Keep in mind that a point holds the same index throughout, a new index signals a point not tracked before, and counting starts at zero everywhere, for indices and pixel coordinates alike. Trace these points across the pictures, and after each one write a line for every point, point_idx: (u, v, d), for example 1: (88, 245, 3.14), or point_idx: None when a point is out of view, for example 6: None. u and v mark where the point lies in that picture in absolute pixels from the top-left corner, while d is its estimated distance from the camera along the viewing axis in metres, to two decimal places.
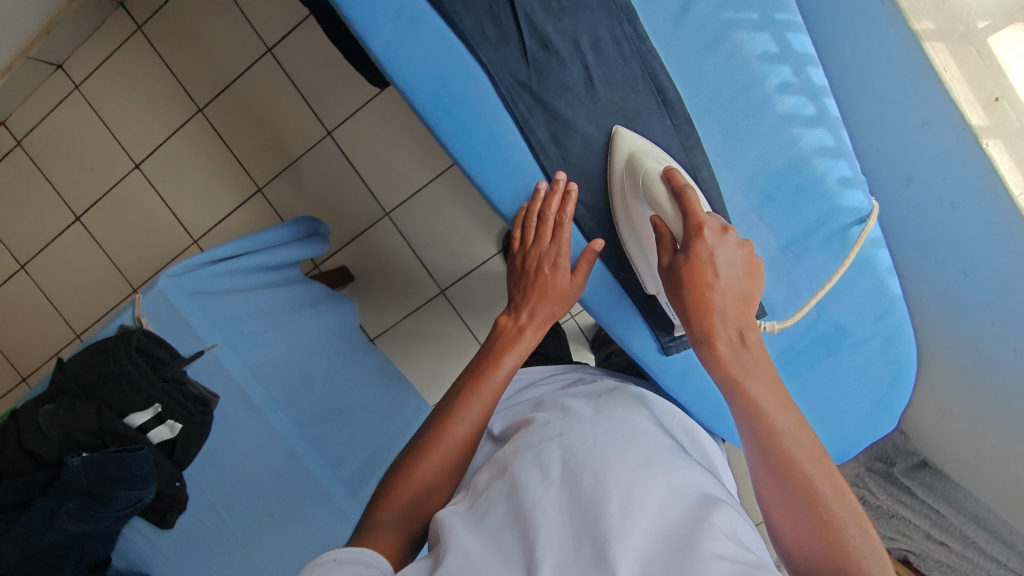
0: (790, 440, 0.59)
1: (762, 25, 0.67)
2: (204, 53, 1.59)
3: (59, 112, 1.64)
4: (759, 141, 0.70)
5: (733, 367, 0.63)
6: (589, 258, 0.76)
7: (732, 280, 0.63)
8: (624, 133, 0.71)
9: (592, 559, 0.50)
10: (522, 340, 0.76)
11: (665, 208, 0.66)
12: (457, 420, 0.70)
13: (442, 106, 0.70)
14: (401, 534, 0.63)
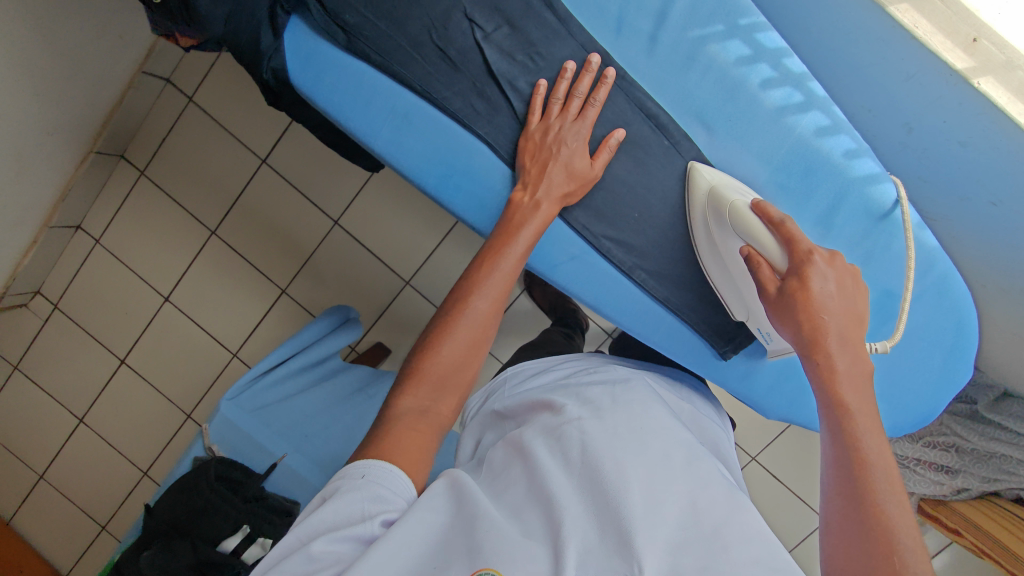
0: (865, 425, 0.57)
1: (729, 35, 0.69)
2: (206, 180, 1.69)
3: (86, 268, 1.74)
4: (758, 139, 0.72)
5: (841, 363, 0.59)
6: (608, 151, 0.72)
7: (845, 298, 0.61)
8: (701, 168, 0.74)
9: (617, 546, 0.52)
10: (539, 217, 0.71)
11: (760, 239, 0.67)
12: (481, 295, 0.67)
13: (452, 185, 0.77)
14: (425, 414, 0.64)
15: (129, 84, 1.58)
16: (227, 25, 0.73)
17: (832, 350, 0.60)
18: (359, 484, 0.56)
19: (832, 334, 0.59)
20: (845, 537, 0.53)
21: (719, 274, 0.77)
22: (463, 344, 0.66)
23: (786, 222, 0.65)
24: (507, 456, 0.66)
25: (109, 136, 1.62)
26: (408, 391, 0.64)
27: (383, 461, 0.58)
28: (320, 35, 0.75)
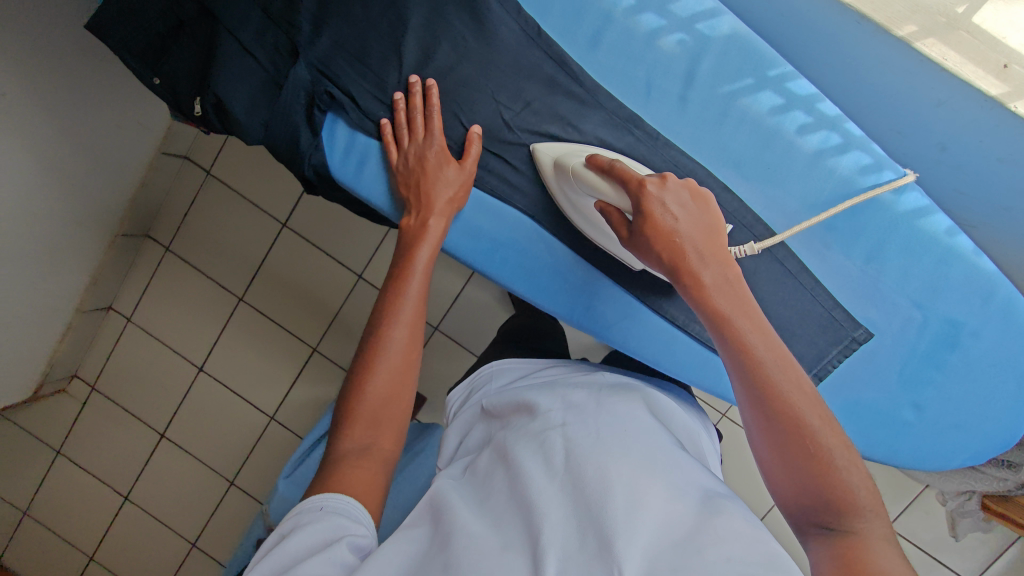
0: (766, 357, 0.54)
1: (760, 88, 0.70)
2: (229, 250, 1.72)
3: (120, 347, 1.77)
4: (800, 184, 0.72)
5: (704, 283, 0.58)
6: (472, 148, 0.74)
7: (690, 217, 0.61)
8: (542, 148, 0.74)
9: (596, 549, 0.47)
10: (437, 230, 0.74)
11: (601, 190, 0.66)
12: (395, 326, 0.70)
13: (498, 259, 0.79)
14: (367, 443, 0.65)
15: (150, 165, 1.64)
16: (265, 132, 0.76)
17: (694, 267, 0.59)
18: (321, 515, 0.56)
19: (687, 254, 0.59)
20: (793, 475, 0.52)
21: (597, 232, 0.74)
22: (385, 368, 0.68)
23: (616, 164, 0.64)
24: (490, 463, 0.62)
25: (133, 218, 1.66)
26: (344, 433, 0.65)
27: (338, 492, 0.59)
28: (358, 129, 0.78)
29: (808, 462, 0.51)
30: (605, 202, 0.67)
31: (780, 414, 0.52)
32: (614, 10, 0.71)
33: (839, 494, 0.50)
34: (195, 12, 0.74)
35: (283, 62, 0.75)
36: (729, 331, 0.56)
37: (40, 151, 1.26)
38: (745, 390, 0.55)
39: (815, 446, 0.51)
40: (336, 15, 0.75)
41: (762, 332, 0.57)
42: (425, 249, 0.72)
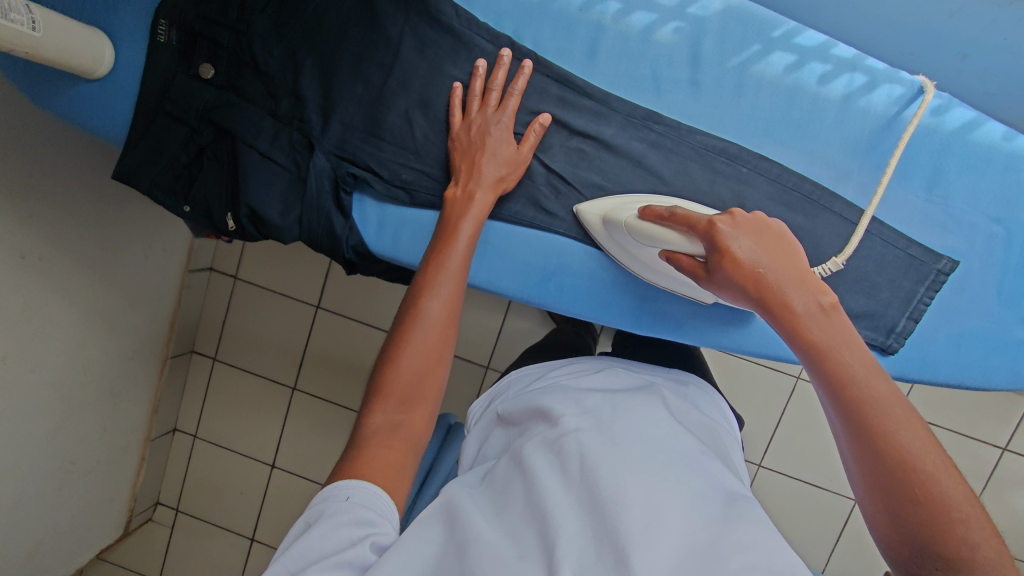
0: (874, 388, 0.52)
1: (770, 50, 0.69)
2: (271, 343, 1.74)
3: (193, 463, 1.80)
4: (837, 131, 0.70)
5: (797, 312, 0.56)
6: (534, 132, 0.73)
7: (767, 254, 0.59)
8: (585, 207, 0.74)
9: (611, 566, 0.47)
10: (477, 207, 0.70)
11: (667, 241, 0.65)
12: (435, 297, 0.65)
13: (554, 286, 0.78)
14: (395, 428, 0.60)
15: (182, 285, 1.67)
16: (301, 228, 0.78)
17: (788, 298, 0.57)
18: (345, 508, 0.53)
19: (777, 289, 0.57)
20: (896, 516, 0.50)
21: (666, 280, 0.73)
22: (427, 340, 0.63)
23: (677, 212, 0.64)
24: (508, 468, 0.60)
25: (177, 338, 1.71)
26: (376, 407, 0.60)
27: (367, 479, 0.55)
28: (386, 201, 0.79)
29: (923, 507, 0.48)
30: (671, 250, 0.66)
31: (888, 456, 0.50)
32: (603, 18, 0.72)
33: (955, 549, 0.47)
34: (211, 135, 0.77)
35: (302, 157, 0.77)
36: (828, 366, 0.54)
37: (84, 297, 1.32)
38: (848, 429, 0.53)
39: (927, 491, 0.48)
40: (340, 98, 0.76)
41: (865, 359, 0.55)
42: (468, 225, 0.70)
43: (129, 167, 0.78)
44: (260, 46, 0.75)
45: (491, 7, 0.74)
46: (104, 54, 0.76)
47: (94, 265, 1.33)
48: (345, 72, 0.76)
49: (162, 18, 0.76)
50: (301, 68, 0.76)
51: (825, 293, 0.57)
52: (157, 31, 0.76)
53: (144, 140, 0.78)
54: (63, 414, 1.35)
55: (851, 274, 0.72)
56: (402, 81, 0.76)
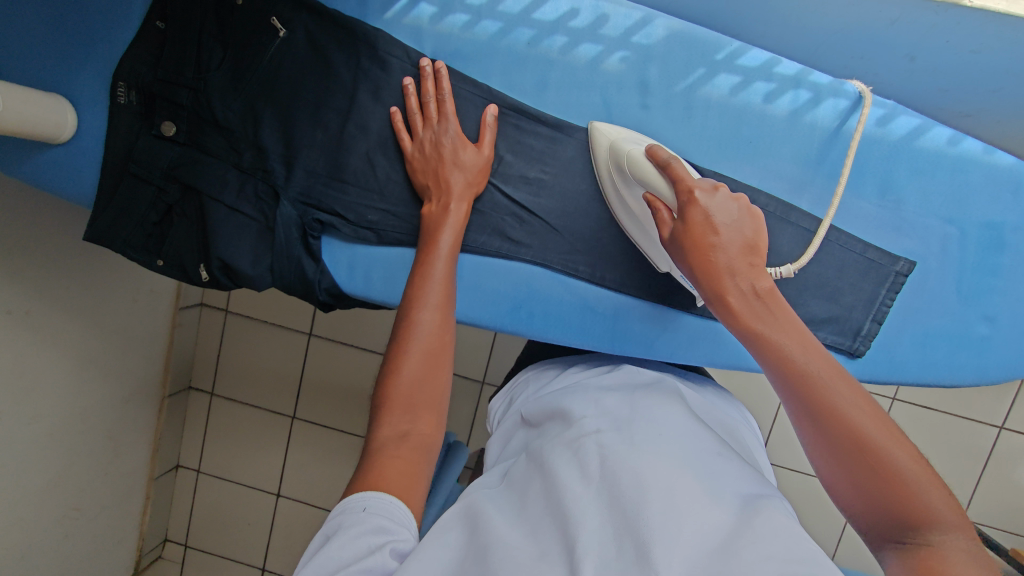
0: (808, 364, 0.53)
1: (715, 73, 0.70)
2: (266, 374, 1.74)
3: (199, 498, 1.80)
4: (787, 146, 0.72)
5: (732, 304, 0.58)
6: (487, 128, 0.74)
7: (729, 229, 0.59)
8: (600, 126, 0.73)
9: (634, 559, 0.43)
10: (454, 213, 0.72)
11: (655, 185, 0.65)
12: (424, 309, 0.66)
13: (525, 314, 0.79)
14: (406, 440, 0.59)
15: (173, 324, 1.67)
16: (273, 276, 0.80)
17: (727, 285, 0.59)
18: (363, 518, 0.51)
19: (722, 272, 0.58)
20: (856, 486, 0.49)
21: (642, 233, 0.74)
22: (421, 351, 0.63)
23: (673, 161, 0.63)
24: (526, 469, 0.56)
25: (172, 377, 1.71)
26: (382, 422, 0.60)
27: (381, 490, 0.53)
28: (355, 242, 0.80)
29: (872, 471, 0.48)
30: (655, 195, 0.66)
31: (832, 425, 0.50)
32: (551, 51, 0.73)
33: (916, 508, 0.46)
34: (178, 192, 0.79)
35: (268, 207, 0.78)
36: (768, 348, 0.55)
37: (74, 348, 1.33)
38: (791, 404, 0.53)
39: (874, 455, 0.48)
40: (301, 145, 0.78)
41: (798, 330, 0.56)
42: (445, 237, 0.71)
43: (100, 229, 0.80)
44: (219, 101, 0.77)
45: (440, 46, 0.75)
46: (67, 118, 0.77)
47: (83, 313, 1.34)
48: (304, 120, 0.78)
49: (120, 81, 0.77)
50: (260, 119, 0.77)
51: (760, 279, 0.58)
52: (116, 94, 0.78)
53: (113, 202, 0.79)
54: (64, 462, 1.37)
55: (814, 282, 0.73)
56: (361, 125, 0.78)
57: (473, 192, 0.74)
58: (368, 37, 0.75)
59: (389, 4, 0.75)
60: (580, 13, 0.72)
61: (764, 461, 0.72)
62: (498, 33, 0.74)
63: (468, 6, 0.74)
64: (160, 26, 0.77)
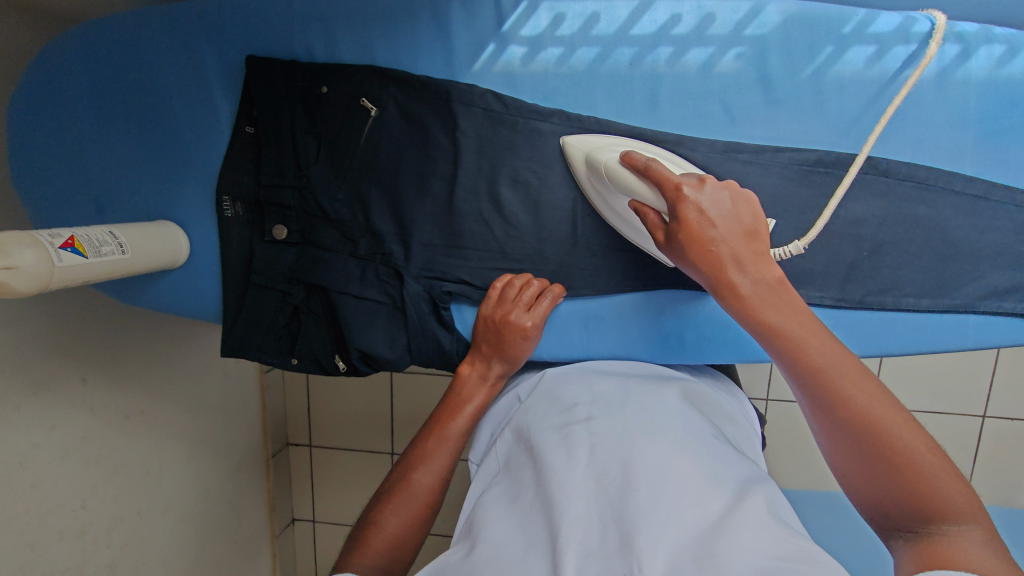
0: (797, 333, 0.53)
1: (845, 51, 0.65)
2: (357, 416, 1.60)
3: (321, 550, 1.72)
4: (937, 109, 0.66)
5: (746, 295, 0.56)
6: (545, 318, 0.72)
7: (726, 220, 0.57)
8: (571, 142, 0.70)
9: (617, 546, 0.47)
10: (491, 390, 0.72)
11: (637, 191, 0.62)
12: (445, 442, 0.68)
13: (674, 342, 0.76)
14: (397, 545, 0.61)
15: (262, 386, 1.59)
16: (411, 354, 0.78)
17: (735, 277, 0.56)
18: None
19: (725, 265, 0.56)
20: (853, 459, 0.50)
21: (630, 229, 0.70)
22: (435, 471, 0.66)
23: (652, 164, 0.60)
24: (521, 456, 0.62)
25: (272, 435, 1.62)
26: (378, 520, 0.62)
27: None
28: None
29: (880, 461, 0.48)
30: (640, 203, 0.63)
31: (847, 418, 0.50)
32: (657, 66, 0.69)
33: (925, 500, 0.46)
34: (302, 292, 0.78)
35: (394, 288, 0.77)
36: (780, 342, 0.54)
37: (189, 437, 1.33)
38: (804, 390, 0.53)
39: (898, 462, 0.47)
40: (413, 221, 0.76)
41: (802, 312, 0.55)
42: (480, 395, 0.72)
43: (234, 341, 0.80)
44: (325, 194, 0.75)
45: (537, 87, 0.71)
46: (180, 242, 0.78)
47: (193, 401, 1.35)
48: (411, 194, 0.75)
49: (225, 194, 0.77)
50: (367, 203, 0.76)
51: (769, 270, 0.56)
52: (224, 208, 0.77)
53: (242, 313, 0.80)
54: (200, 546, 1.37)
55: (991, 249, 0.67)
56: (469, 187, 0.75)
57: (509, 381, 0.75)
58: (462, 95, 0.71)
59: (476, 55, 0.71)
60: (682, 19, 0.67)
61: (758, 450, 0.72)
62: (597, 59, 0.69)
63: (560, 38, 0.70)
64: (250, 129, 0.76)
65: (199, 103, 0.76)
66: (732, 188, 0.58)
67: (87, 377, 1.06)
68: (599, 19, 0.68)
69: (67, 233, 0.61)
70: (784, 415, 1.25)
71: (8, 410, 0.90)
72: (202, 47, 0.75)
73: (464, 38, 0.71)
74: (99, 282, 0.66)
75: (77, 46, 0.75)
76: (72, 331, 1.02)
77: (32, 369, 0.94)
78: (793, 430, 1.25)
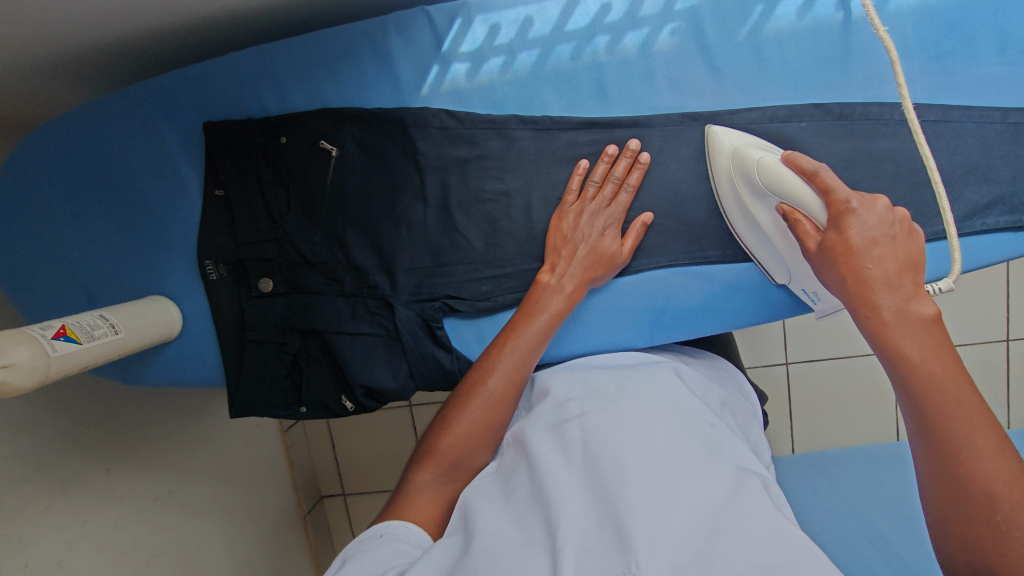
0: (930, 375, 0.53)
1: (775, 5, 0.66)
2: (385, 456, 1.59)
3: None
4: (877, 46, 0.66)
5: (887, 320, 0.56)
6: (637, 232, 0.72)
7: (884, 244, 0.57)
8: (717, 131, 0.69)
9: (614, 542, 0.48)
10: (566, 299, 0.70)
11: (795, 194, 0.62)
12: (496, 376, 0.67)
13: (669, 320, 0.75)
14: (444, 489, 0.65)
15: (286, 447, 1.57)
16: (415, 380, 0.79)
17: (877, 300, 0.56)
18: (381, 542, 0.58)
19: (876, 289, 0.56)
20: (944, 511, 0.52)
21: (760, 242, 0.69)
22: (486, 414, 0.66)
23: (821, 171, 0.60)
24: (516, 456, 0.61)
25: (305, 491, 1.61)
26: (424, 467, 0.65)
27: (402, 521, 0.61)
28: (478, 316, 0.78)
29: (966, 500, 0.50)
30: (792, 207, 0.63)
31: (959, 476, 0.51)
32: (598, 56, 0.70)
33: (1009, 568, 0.48)
34: (297, 339, 0.79)
35: (386, 318, 0.77)
36: (910, 374, 0.54)
37: (225, 508, 1.33)
38: (918, 431, 0.54)
39: (998, 533, 0.49)
40: (393, 249, 0.77)
41: (948, 354, 0.54)
42: (555, 302, 0.70)
43: (240, 400, 0.81)
44: (302, 240, 0.77)
45: (487, 98, 0.73)
46: (172, 313, 0.79)
47: (221, 470, 1.35)
48: (386, 225, 0.76)
49: (206, 259, 0.78)
50: (345, 241, 0.77)
51: (921, 304, 0.56)
52: (208, 272, 0.79)
53: (243, 372, 0.80)
54: None
55: (961, 168, 0.67)
56: (441, 206, 0.76)
57: (585, 289, 0.71)
58: (416, 120, 0.73)
59: (422, 79, 0.73)
60: (612, 6, 0.69)
61: (758, 433, 0.71)
62: (538, 61, 0.71)
63: (499, 48, 0.71)
64: (220, 191, 0.78)
65: (168, 176, 0.78)
66: (904, 222, 0.59)
67: (110, 466, 1.06)
68: (533, 22, 0.70)
69: (58, 324, 0.62)
70: (803, 378, 1.27)
71: (36, 513, 0.92)
72: (161, 123, 0.77)
73: (409, 65, 0.73)
74: (96, 366, 0.67)
75: (44, 146, 0.78)
76: (88, 423, 1.04)
77: (53, 468, 0.96)
78: (814, 389, 1.27)
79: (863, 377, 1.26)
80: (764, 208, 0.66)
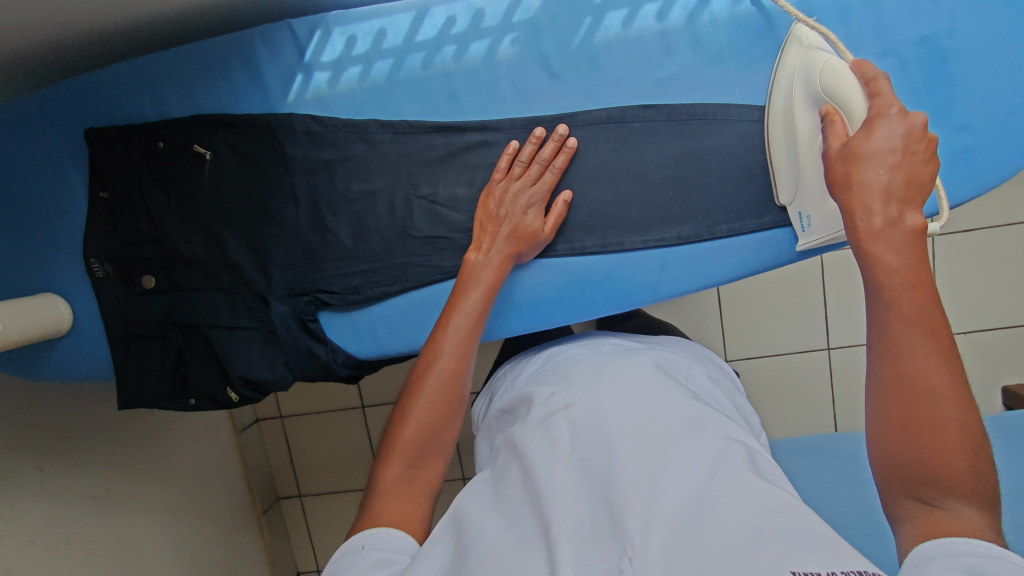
0: (893, 267, 0.53)
1: (601, 17, 0.71)
2: (329, 456, 1.55)
3: None
4: (696, 55, 0.72)
5: (861, 231, 0.55)
6: (560, 208, 0.75)
7: (901, 148, 0.56)
8: (801, 30, 0.68)
9: (608, 529, 0.46)
10: (496, 272, 0.72)
11: (846, 93, 0.62)
12: (441, 361, 0.67)
13: (526, 310, 0.80)
14: (411, 479, 0.63)
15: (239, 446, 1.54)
16: (292, 371, 0.83)
17: (868, 203, 0.55)
18: (364, 555, 0.55)
19: (864, 193, 0.55)
20: (885, 424, 0.51)
21: (784, 147, 0.70)
22: (434, 398, 0.65)
23: (881, 79, 0.60)
24: (507, 457, 0.60)
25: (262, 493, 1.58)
26: (388, 464, 0.63)
27: (385, 528, 0.57)
28: (349, 309, 0.83)
29: (911, 409, 0.49)
30: (836, 108, 0.62)
31: (899, 384, 0.50)
32: (447, 64, 0.75)
33: (936, 468, 0.47)
34: (180, 334, 0.83)
35: (262, 312, 0.81)
36: (872, 281, 0.53)
37: (168, 506, 1.34)
38: (873, 345, 0.53)
39: (930, 435, 0.48)
40: (268, 247, 0.81)
41: (921, 267, 0.53)
42: (488, 276, 0.72)
43: (130, 393, 0.85)
44: (181, 240, 0.81)
45: (348, 104, 0.78)
46: (62, 310, 0.83)
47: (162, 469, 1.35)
48: (259, 224, 0.81)
49: (92, 258, 0.83)
50: (221, 240, 0.81)
51: (911, 216, 0.54)
52: (94, 270, 0.83)
53: (132, 365, 0.84)
54: None
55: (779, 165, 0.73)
56: (311, 205, 0.81)
57: (511, 263, 0.73)
58: (283, 124, 0.78)
59: (288, 87, 0.78)
60: (456, 19, 0.74)
61: (745, 401, 0.78)
62: (393, 69, 0.76)
63: (356, 57, 0.76)
64: (104, 195, 0.82)
65: (56, 182, 0.83)
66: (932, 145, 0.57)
67: (42, 464, 1.09)
68: (385, 34, 0.75)
69: None
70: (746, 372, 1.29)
71: None
72: (48, 133, 0.82)
73: (275, 74, 0.78)
74: None
75: None
76: (19, 422, 1.05)
77: None
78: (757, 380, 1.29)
79: (795, 366, 1.28)
80: (810, 113, 0.66)
